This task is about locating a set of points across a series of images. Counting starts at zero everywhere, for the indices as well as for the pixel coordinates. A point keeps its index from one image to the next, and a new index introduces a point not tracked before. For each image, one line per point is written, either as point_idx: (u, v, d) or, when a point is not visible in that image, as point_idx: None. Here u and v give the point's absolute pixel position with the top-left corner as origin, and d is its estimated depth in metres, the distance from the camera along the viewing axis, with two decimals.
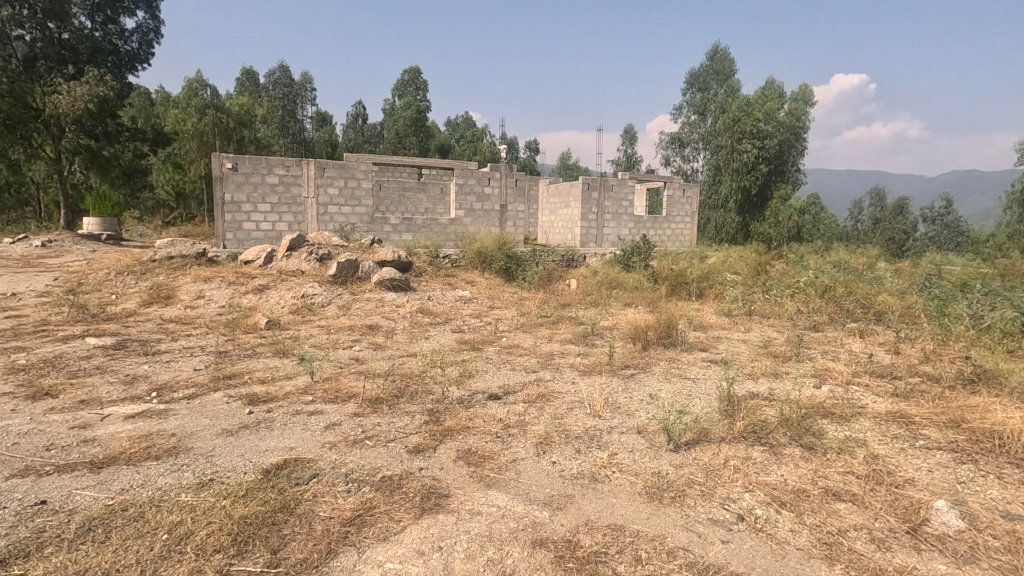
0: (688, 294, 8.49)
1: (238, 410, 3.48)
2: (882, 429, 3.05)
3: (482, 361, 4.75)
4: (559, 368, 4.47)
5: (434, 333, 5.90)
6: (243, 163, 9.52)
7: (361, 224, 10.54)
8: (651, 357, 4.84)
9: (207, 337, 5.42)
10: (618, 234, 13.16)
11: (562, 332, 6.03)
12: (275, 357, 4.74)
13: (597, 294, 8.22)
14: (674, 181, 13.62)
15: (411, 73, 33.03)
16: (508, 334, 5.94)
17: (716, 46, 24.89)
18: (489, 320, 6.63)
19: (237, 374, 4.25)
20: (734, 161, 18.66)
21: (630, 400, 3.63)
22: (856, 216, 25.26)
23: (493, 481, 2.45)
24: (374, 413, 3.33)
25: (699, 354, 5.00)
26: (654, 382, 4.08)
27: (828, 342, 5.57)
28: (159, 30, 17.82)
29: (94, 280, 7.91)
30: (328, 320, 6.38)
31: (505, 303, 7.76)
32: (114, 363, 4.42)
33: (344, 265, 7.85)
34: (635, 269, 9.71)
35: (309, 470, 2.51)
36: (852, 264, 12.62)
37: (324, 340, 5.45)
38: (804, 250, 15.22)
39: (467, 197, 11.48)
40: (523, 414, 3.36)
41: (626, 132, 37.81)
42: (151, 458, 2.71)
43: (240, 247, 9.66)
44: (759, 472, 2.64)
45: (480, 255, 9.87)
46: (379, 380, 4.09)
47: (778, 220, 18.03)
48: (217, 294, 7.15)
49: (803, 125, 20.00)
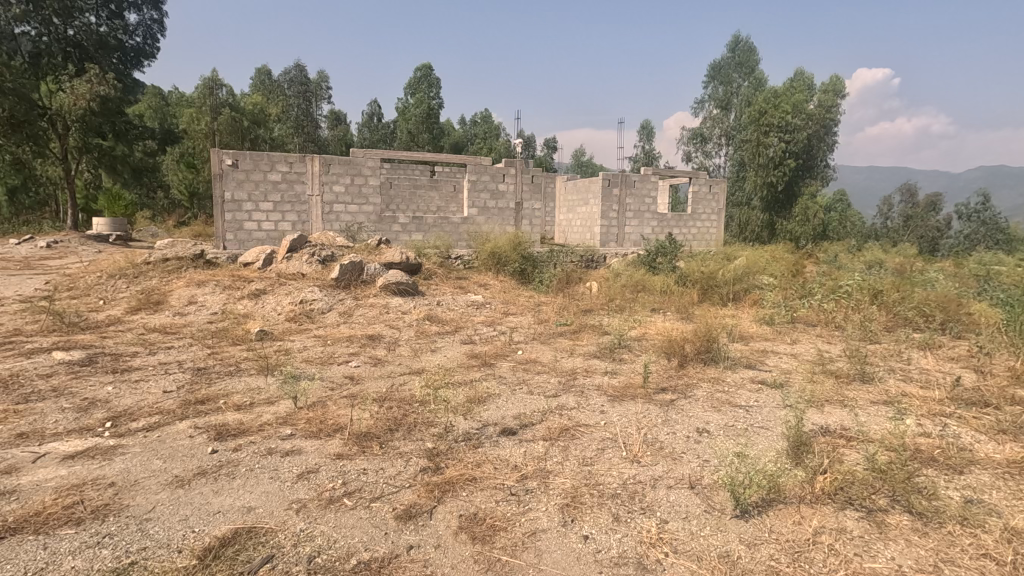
0: (721, 299, 7.79)
1: (201, 448, 2.89)
2: (1012, 491, 2.35)
3: (495, 381, 4.11)
4: (584, 391, 3.81)
5: (442, 345, 5.29)
6: (244, 159, 9.02)
7: (368, 223, 9.97)
8: (691, 376, 4.16)
9: (189, 349, 4.87)
10: (640, 233, 12.44)
11: (585, 344, 5.37)
12: (260, 376, 4.16)
13: (621, 299, 7.55)
14: (700, 176, 12.83)
15: (423, 71, 32.47)
16: (525, 346, 5.31)
17: (739, 38, 23.96)
18: (503, 329, 6.00)
19: (212, 398, 3.67)
20: (759, 155, 17.88)
21: (675, 438, 2.96)
22: (885, 214, 23.96)
23: (506, 571, 1.83)
24: (361, 456, 2.72)
25: (747, 373, 4.31)
26: (701, 412, 3.41)
27: (893, 357, 4.84)
28: (163, 23, 17.45)
29: (84, 284, 7.44)
30: (326, 330, 5.81)
31: (520, 309, 7.13)
32: (75, 384, 3.86)
33: (347, 268, 7.27)
34: (660, 271, 9.03)
35: (264, 550, 1.90)
36: (891, 265, 11.71)
37: (318, 354, 4.86)
38: (836, 250, 14.32)
39: (480, 194, 10.87)
40: (545, 456, 2.72)
41: (643, 128, 36.95)
42: (70, 524, 2.12)
43: (240, 247, 9.16)
44: (862, 555, 1.95)
45: (494, 256, 9.26)
46: (373, 406, 3.48)
47: (807, 218, 17.12)
48: (210, 300, 6.62)
49: (834, 117, 19.01)
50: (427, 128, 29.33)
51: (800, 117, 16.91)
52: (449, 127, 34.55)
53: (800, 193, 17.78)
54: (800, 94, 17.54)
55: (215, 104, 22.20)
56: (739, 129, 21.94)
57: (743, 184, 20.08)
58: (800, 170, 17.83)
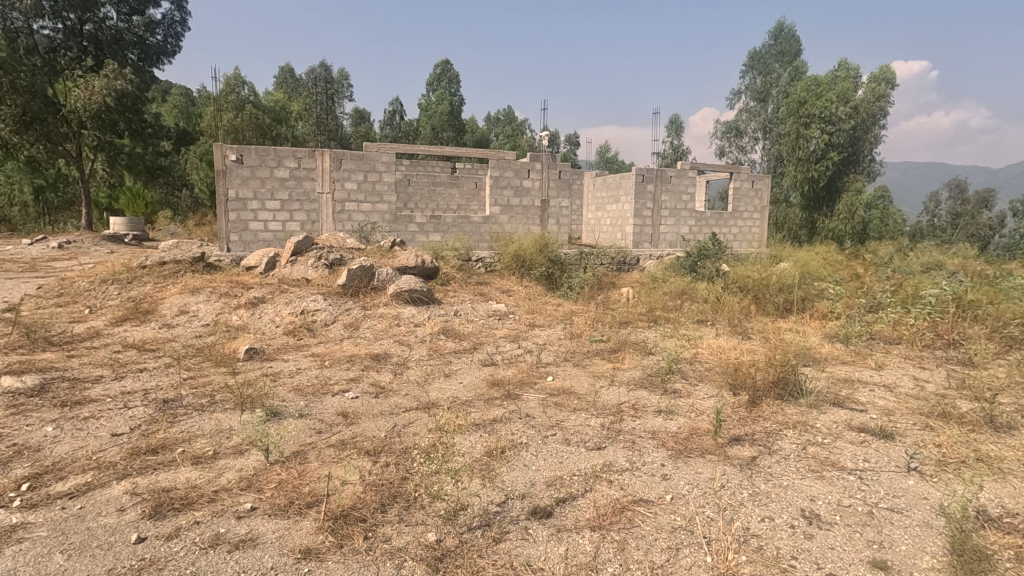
0: (775, 308, 6.84)
1: (125, 534, 2.13)
2: None
3: (522, 422, 3.31)
4: (636, 443, 2.98)
5: (457, 368, 4.49)
6: (249, 154, 8.39)
7: (383, 222, 9.23)
8: (770, 420, 3.28)
9: (164, 372, 4.16)
10: (676, 233, 11.49)
11: (627, 367, 4.53)
12: (235, 412, 3.41)
13: (662, 309, 6.66)
14: (742, 171, 11.79)
15: (444, 66, 31.80)
16: (555, 371, 4.46)
17: (781, 27, 22.67)
18: (529, 347, 5.19)
19: (167, 445, 2.93)
20: (799, 148, 16.76)
21: (776, 531, 2.11)
22: (931, 209, 22.55)
23: None
24: (336, 561, 1.94)
25: (840, 415, 3.39)
26: (798, 480, 2.53)
27: (1015, 389, 3.88)
28: (187, 23, 16.74)
29: (75, 290, 6.86)
30: (327, 346, 5.08)
31: (548, 320, 6.30)
32: (8, 423, 3.15)
33: (356, 273, 6.54)
34: (703, 275, 8.13)
35: None
36: (953, 266, 10.62)
37: (311, 380, 4.11)
38: (887, 251, 13.17)
39: (503, 191, 10.07)
40: (595, 565, 1.91)
41: (671, 124, 35.81)
42: None
43: (245, 250, 8.54)
44: None
45: (518, 258, 8.45)
46: (363, 464, 2.70)
47: (851, 216, 15.91)
48: (202, 310, 5.95)
49: (884, 106, 17.71)
50: (450, 124, 28.67)
51: (846, 106, 15.71)
52: (473, 124, 33.92)
53: (844, 190, 16.59)
54: (847, 83, 16.30)
55: (238, 101, 21.93)
56: (777, 122, 20.72)
57: (781, 180, 18.95)
58: (844, 164, 16.63)
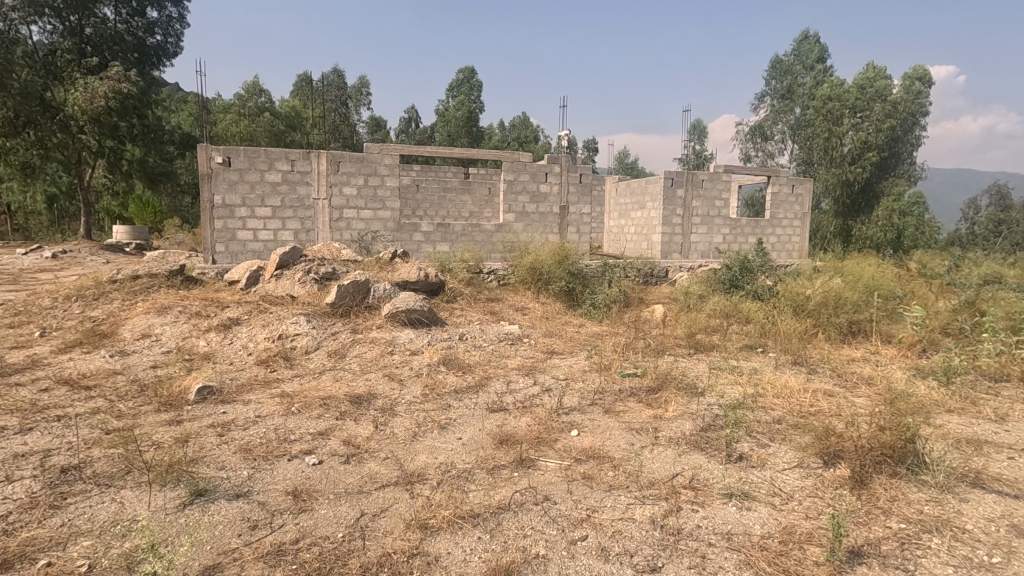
0: (839, 332, 5.75)
1: None
2: None
3: (538, 515, 2.34)
4: (711, 563, 2.00)
5: (458, 417, 3.54)
6: (237, 156, 7.63)
7: (385, 231, 8.39)
8: (898, 519, 2.26)
9: (84, 421, 3.27)
10: (708, 241, 10.46)
11: (676, 416, 3.55)
12: (149, 491, 2.49)
13: (703, 333, 5.68)
14: (781, 175, 10.71)
15: (466, 73, 31.03)
16: (580, 421, 3.48)
17: (806, 32, 21.57)
18: (549, 384, 4.23)
19: (25, 557, 2.03)
20: (832, 150, 15.61)
21: None
22: (971, 216, 21.12)
23: None
24: None
25: (992, 508, 2.38)
26: None
27: None
28: (184, 19, 16.03)
29: (35, 308, 6.08)
30: (301, 382, 4.19)
31: (569, 347, 5.33)
32: None
33: (347, 290, 5.65)
34: (744, 291, 7.13)
35: None
36: (1018, 278, 9.44)
37: (269, 433, 3.20)
38: (938, 262, 11.96)
39: (518, 197, 9.15)
40: None
41: (693, 128, 34.79)
42: None
43: (232, 261, 7.75)
44: None
45: (534, 271, 7.50)
46: None
47: (891, 223, 14.70)
48: (166, 334, 5.10)
49: (926, 105, 16.44)
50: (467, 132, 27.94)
51: (885, 104, 14.55)
52: (489, 131, 33.18)
53: (882, 195, 15.38)
54: (886, 79, 15.12)
55: (253, 108, 21.38)
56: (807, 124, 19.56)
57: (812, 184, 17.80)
58: (881, 168, 15.46)
